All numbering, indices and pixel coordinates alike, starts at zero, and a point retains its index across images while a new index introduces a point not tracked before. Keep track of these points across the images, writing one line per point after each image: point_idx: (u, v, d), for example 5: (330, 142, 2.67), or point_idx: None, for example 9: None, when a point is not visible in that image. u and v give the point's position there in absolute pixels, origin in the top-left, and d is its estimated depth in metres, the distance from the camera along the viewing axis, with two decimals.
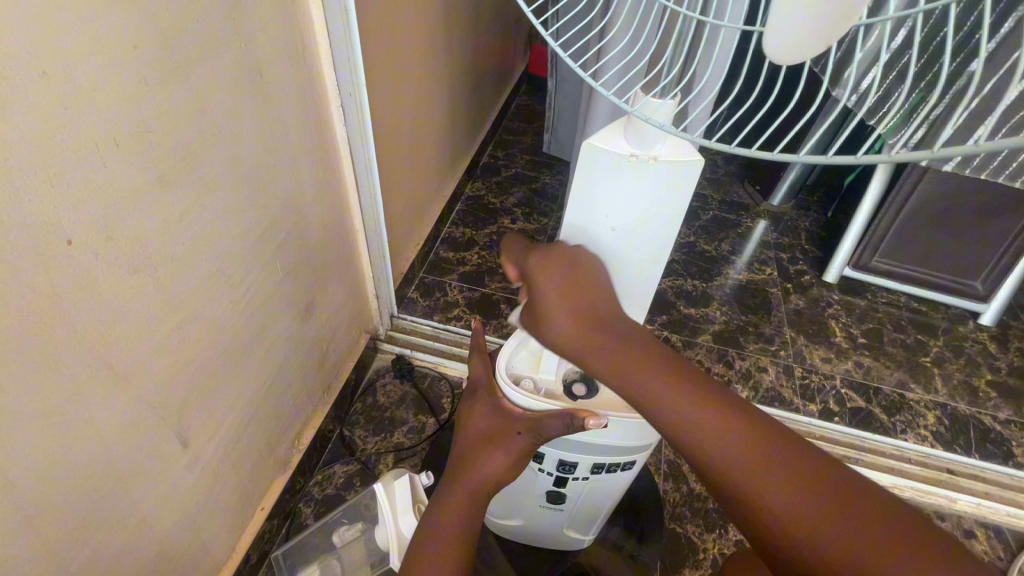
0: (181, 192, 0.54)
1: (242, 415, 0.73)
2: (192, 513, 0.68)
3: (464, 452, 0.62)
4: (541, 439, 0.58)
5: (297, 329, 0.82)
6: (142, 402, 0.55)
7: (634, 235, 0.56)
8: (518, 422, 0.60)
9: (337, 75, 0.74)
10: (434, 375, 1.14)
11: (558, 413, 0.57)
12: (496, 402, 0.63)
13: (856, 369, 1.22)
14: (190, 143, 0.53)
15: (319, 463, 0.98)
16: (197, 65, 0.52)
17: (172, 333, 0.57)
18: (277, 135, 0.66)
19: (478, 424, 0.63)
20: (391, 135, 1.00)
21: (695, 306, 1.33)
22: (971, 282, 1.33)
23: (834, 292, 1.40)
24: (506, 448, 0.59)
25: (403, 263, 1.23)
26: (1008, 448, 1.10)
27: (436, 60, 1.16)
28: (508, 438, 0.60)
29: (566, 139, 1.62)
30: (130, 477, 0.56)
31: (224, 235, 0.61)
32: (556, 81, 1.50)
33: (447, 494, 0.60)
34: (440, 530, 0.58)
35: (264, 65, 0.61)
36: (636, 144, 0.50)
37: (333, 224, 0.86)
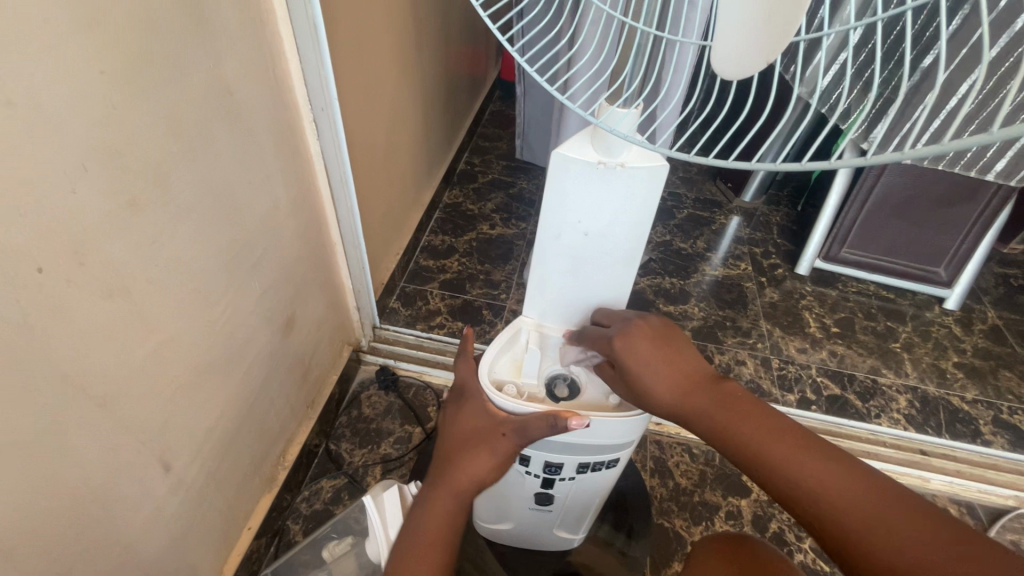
0: (154, 216, 0.53)
1: (226, 435, 0.72)
2: (178, 538, 0.67)
3: (447, 452, 0.59)
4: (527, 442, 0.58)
5: (278, 345, 0.82)
6: (121, 428, 0.54)
7: (606, 239, 0.58)
8: (503, 423, 0.59)
9: (309, 90, 0.75)
10: (419, 384, 1.14)
11: (545, 415, 0.57)
12: (481, 402, 0.61)
13: (831, 358, 1.26)
14: (162, 166, 0.53)
15: (306, 479, 0.98)
16: (165, 88, 0.52)
17: (150, 357, 0.56)
18: (250, 153, 0.66)
19: (463, 423, 0.61)
20: (365, 147, 1.01)
21: (673, 304, 1.35)
22: (935, 269, 1.38)
23: (806, 284, 1.44)
24: (491, 449, 0.58)
25: (383, 273, 1.23)
26: (976, 427, 1.15)
27: (408, 70, 1.17)
28: (495, 439, 0.58)
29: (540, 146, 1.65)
30: (112, 504, 0.55)
31: (200, 255, 0.61)
32: (524, 88, 1.50)
33: (428, 495, 0.57)
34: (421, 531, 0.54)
35: (234, 84, 0.61)
36: (604, 152, 0.52)
37: (311, 239, 0.86)
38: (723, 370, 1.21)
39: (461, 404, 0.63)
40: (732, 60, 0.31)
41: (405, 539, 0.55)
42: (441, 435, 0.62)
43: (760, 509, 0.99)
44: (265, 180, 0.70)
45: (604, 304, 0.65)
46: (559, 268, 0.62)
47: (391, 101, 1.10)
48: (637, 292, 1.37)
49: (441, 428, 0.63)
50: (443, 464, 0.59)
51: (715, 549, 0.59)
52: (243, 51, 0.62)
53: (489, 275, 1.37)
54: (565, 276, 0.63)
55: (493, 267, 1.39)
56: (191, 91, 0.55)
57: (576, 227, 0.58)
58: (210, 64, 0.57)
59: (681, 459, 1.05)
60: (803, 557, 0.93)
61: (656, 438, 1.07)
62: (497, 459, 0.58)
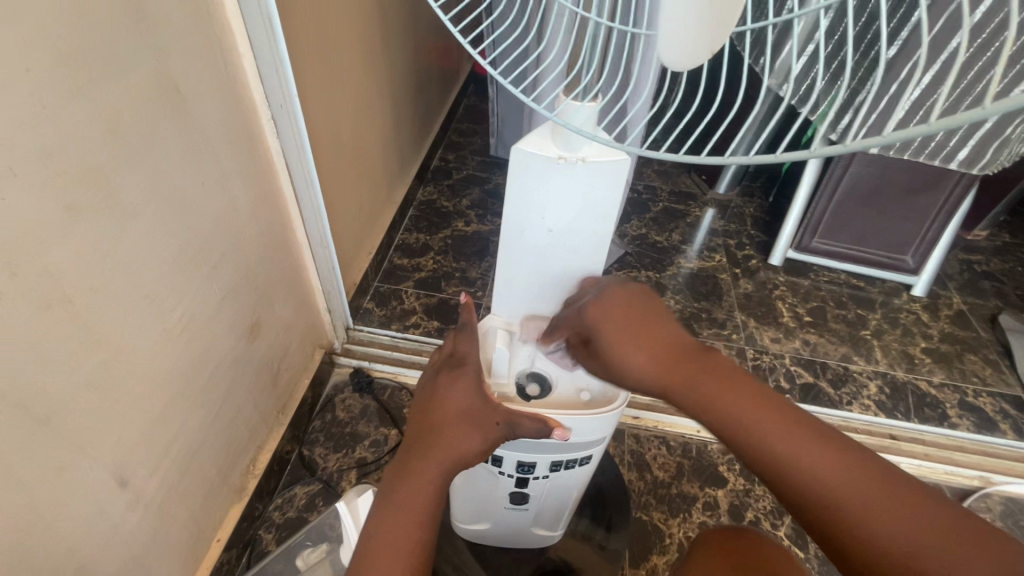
0: (95, 220, 0.51)
1: (189, 445, 0.70)
2: (139, 554, 0.65)
3: (434, 423, 0.53)
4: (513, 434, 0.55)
5: (243, 351, 0.79)
6: (67, 443, 0.52)
7: (571, 234, 0.57)
8: (500, 411, 0.54)
9: (266, 85, 0.72)
10: (395, 385, 1.12)
11: (537, 420, 0.56)
12: (479, 380, 0.56)
13: (804, 347, 1.28)
14: (100, 169, 0.51)
15: (278, 486, 0.95)
16: (101, 85, 0.50)
17: (98, 368, 0.54)
18: (203, 152, 0.64)
19: (456, 397, 0.55)
20: (330, 145, 0.98)
21: (650, 297, 1.36)
22: (903, 257, 1.40)
23: (779, 274, 1.46)
24: (483, 434, 0.53)
25: (355, 273, 1.20)
26: (943, 410, 1.18)
27: (375, 64, 1.14)
28: (488, 423, 0.54)
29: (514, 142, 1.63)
30: (60, 524, 0.53)
31: (150, 261, 0.58)
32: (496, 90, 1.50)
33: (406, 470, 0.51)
34: (401, 513, 0.48)
35: (181, 81, 0.59)
36: (563, 147, 0.51)
37: (275, 241, 0.83)
38: None
39: (458, 377, 0.56)
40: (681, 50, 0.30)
41: (379, 518, 0.49)
42: (427, 404, 0.55)
43: (737, 498, 1.00)
44: (221, 180, 0.68)
45: None
46: (525, 265, 0.61)
47: (357, 98, 1.08)
48: None
49: (427, 395, 0.56)
50: (428, 439, 0.52)
51: (707, 544, 0.58)
52: (190, 47, 0.59)
53: (464, 272, 1.36)
54: (531, 273, 0.62)
55: (469, 265, 1.37)
56: (131, 88, 0.53)
57: (541, 223, 0.57)
58: (152, 61, 0.55)
59: (659, 452, 1.05)
60: None
61: (634, 432, 1.07)
62: (484, 447, 0.53)
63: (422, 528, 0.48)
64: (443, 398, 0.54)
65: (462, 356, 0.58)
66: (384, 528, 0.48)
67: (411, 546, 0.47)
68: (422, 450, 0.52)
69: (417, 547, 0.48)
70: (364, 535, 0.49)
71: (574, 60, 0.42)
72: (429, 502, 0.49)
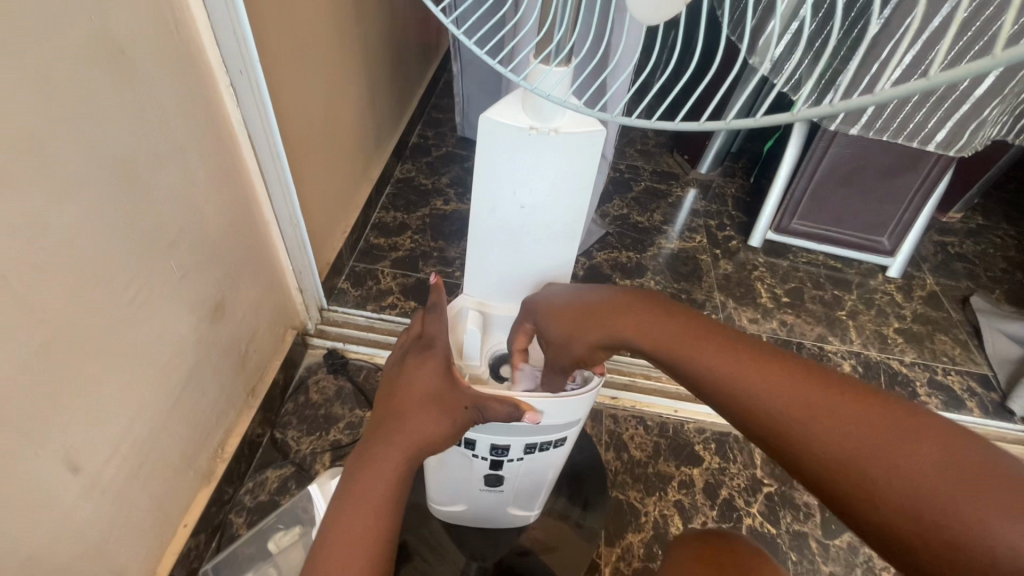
0: (34, 192, 0.48)
1: (148, 429, 0.67)
2: (97, 541, 0.62)
3: (401, 408, 0.51)
4: (484, 418, 0.54)
5: (206, 331, 0.76)
6: (7, 427, 0.49)
7: (545, 210, 0.55)
8: (468, 395, 0.53)
9: (223, 48, 0.68)
10: (370, 367, 1.10)
11: (507, 403, 0.54)
12: (448, 363, 0.54)
13: (781, 328, 1.29)
14: (41, 133, 0.47)
15: (249, 470, 0.93)
16: (30, 44, 0.45)
17: (41, 351, 0.51)
18: (154, 120, 0.60)
19: (422, 380, 0.52)
20: (299, 119, 0.94)
21: (630, 278, 1.35)
22: (880, 239, 1.41)
23: (759, 255, 1.46)
24: (451, 418, 0.51)
25: (328, 252, 1.17)
26: (914, 389, 1.20)
27: (346, 30, 1.09)
28: (455, 407, 0.52)
29: None
30: (6, 511, 0.50)
31: (97, 236, 0.55)
32: (460, 66, 1.45)
33: (371, 454, 0.49)
34: (363, 499, 0.47)
35: (125, 41, 0.54)
36: (536, 117, 0.49)
37: (238, 217, 0.79)
38: None
39: (425, 359, 0.54)
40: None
41: (340, 507, 0.47)
42: (392, 388, 0.53)
43: (712, 477, 1.01)
44: (174, 152, 0.64)
45: (547, 279, 0.62)
46: (497, 241, 0.59)
47: (328, 70, 1.03)
48: (593, 267, 1.36)
49: (394, 378, 0.54)
50: (391, 425, 0.50)
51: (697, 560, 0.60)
52: (138, 5, 0.55)
53: (442, 252, 1.33)
54: (505, 251, 0.60)
55: (448, 244, 1.35)
56: (67, 48, 0.49)
57: (513, 199, 0.55)
58: (92, 16, 0.50)
59: (636, 432, 1.05)
60: (751, 521, 0.96)
61: (611, 413, 1.07)
62: (450, 432, 0.52)
63: (385, 514, 0.47)
64: (409, 383, 0.52)
65: (431, 339, 0.56)
66: (345, 517, 0.46)
67: (374, 534, 0.46)
68: (386, 436, 0.50)
69: (379, 533, 0.46)
70: (325, 523, 0.47)
71: (545, 18, 0.39)
72: (394, 486, 0.48)
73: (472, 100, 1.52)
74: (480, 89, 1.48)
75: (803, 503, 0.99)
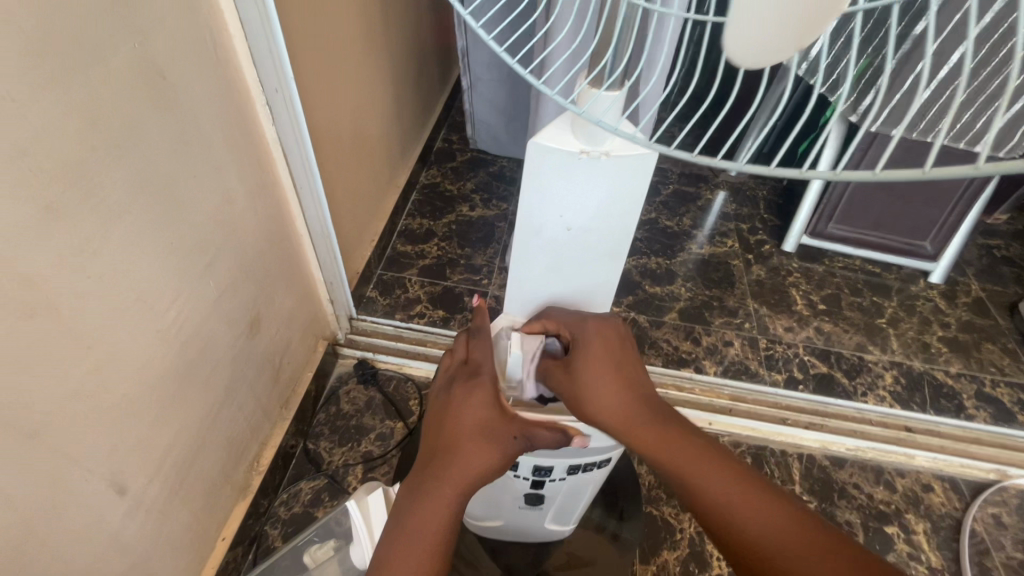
0: (78, 223, 0.48)
1: (188, 447, 0.68)
2: (141, 561, 0.63)
3: (450, 440, 0.50)
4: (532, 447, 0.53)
5: (242, 347, 0.76)
6: (56, 453, 0.50)
7: (591, 234, 0.54)
8: (517, 424, 0.52)
9: (260, 71, 0.68)
10: (400, 377, 1.09)
11: (554, 430, 0.54)
12: (495, 393, 0.53)
13: (817, 336, 1.25)
14: (86, 163, 0.48)
15: (283, 482, 0.94)
16: (75, 77, 0.45)
17: (88, 377, 0.51)
18: (195, 146, 0.60)
19: (469, 411, 0.52)
20: (330, 132, 0.94)
21: (660, 285, 1.32)
22: (922, 243, 1.35)
23: (793, 260, 1.42)
24: (501, 450, 0.50)
25: (357, 261, 1.16)
26: (959, 402, 1.15)
27: (374, 36, 1.08)
28: (505, 439, 0.51)
29: (502, 135, 1.52)
30: (55, 535, 0.51)
31: (141, 261, 0.55)
32: (471, 81, 1.42)
33: (421, 487, 0.48)
34: (417, 535, 0.46)
35: (166, 67, 0.54)
36: (586, 141, 0.47)
37: (273, 232, 0.80)
38: (710, 351, 1.20)
39: (473, 388, 0.53)
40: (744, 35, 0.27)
41: (390, 549, 0.46)
42: (441, 417, 0.53)
43: None
44: (213, 173, 0.64)
45: (588, 298, 0.61)
46: (539, 262, 0.58)
47: (357, 79, 1.03)
48: (622, 274, 1.34)
49: (442, 405, 0.54)
50: (441, 458, 0.50)
51: None
52: (178, 31, 0.55)
53: (469, 259, 1.32)
54: (547, 273, 0.59)
55: (475, 251, 1.34)
56: (110, 75, 0.48)
57: (559, 222, 0.53)
58: (134, 43, 0.50)
59: None
60: None
61: None
62: (500, 463, 0.50)
63: (436, 553, 0.46)
64: (457, 414, 0.52)
65: (480, 368, 0.55)
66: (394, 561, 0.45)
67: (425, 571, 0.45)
68: (436, 471, 0.49)
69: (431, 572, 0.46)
70: (379, 556, 0.47)
71: (599, 53, 0.37)
72: (445, 524, 0.47)
73: (483, 115, 1.49)
74: (494, 104, 1.45)
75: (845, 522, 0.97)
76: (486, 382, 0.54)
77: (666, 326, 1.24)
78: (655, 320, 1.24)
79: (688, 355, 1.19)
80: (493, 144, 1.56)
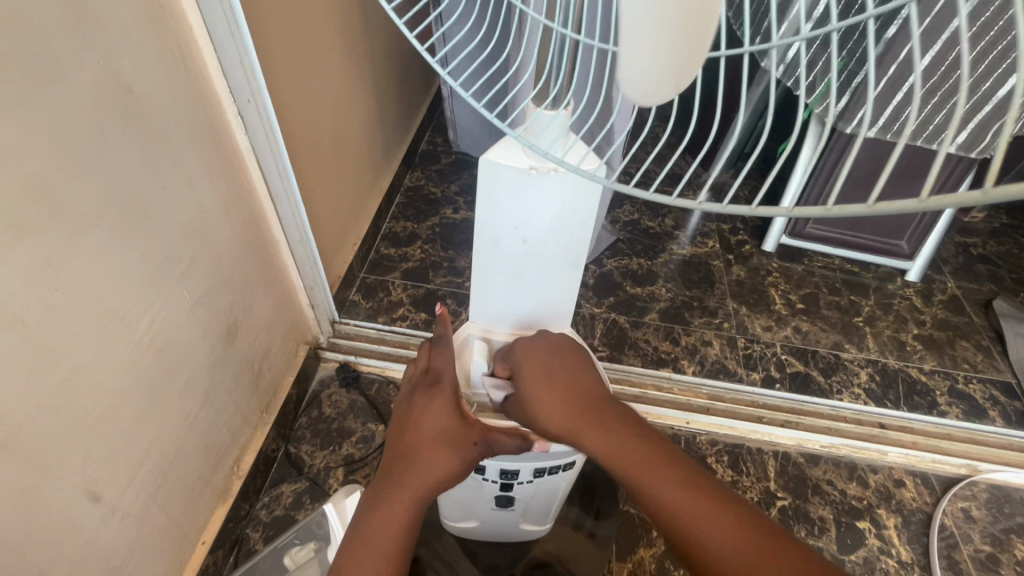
0: (44, 238, 0.49)
1: (164, 453, 0.69)
2: (117, 566, 0.64)
3: (410, 446, 0.52)
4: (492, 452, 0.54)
5: (220, 354, 0.78)
6: (27, 463, 0.51)
7: (547, 244, 0.55)
8: (477, 430, 0.53)
9: (230, 80, 0.69)
10: (382, 380, 1.10)
11: (516, 437, 0.55)
12: (456, 400, 0.54)
13: (795, 335, 1.27)
14: (53, 178, 0.49)
15: (264, 486, 0.95)
16: (38, 95, 0.46)
17: (58, 387, 0.52)
18: (165, 159, 0.61)
19: (428, 420, 0.53)
20: (307, 139, 0.95)
21: (641, 286, 1.34)
22: (898, 243, 1.37)
23: (773, 259, 1.44)
24: (459, 456, 0.52)
25: (339, 266, 1.17)
26: (932, 398, 1.17)
27: (352, 42, 1.09)
28: (464, 446, 0.52)
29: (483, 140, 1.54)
30: (28, 543, 0.52)
31: (112, 273, 0.56)
32: (450, 90, 1.44)
33: (382, 491, 0.50)
34: (376, 537, 0.48)
35: (133, 81, 0.55)
36: (534, 156, 0.48)
37: (249, 240, 0.81)
38: (689, 351, 1.22)
39: (433, 395, 0.55)
40: (642, 84, 0.29)
41: (351, 547, 0.48)
42: (402, 424, 0.54)
43: None
44: (185, 184, 0.65)
45: (550, 305, 0.62)
46: (500, 271, 0.59)
47: (335, 84, 1.04)
48: (604, 275, 1.35)
49: (404, 413, 0.55)
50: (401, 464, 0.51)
51: None
52: (143, 44, 0.56)
53: (452, 261, 1.33)
54: (510, 282, 0.60)
55: (457, 254, 1.35)
56: (75, 91, 0.49)
57: (515, 233, 0.55)
58: (99, 59, 0.51)
59: None
60: None
61: None
62: (460, 468, 0.52)
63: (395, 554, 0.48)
64: (417, 421, 0.53)
65: (441, 377, 0.56)
66: (353, 562, 0.47)
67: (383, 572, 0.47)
68: (395, 476, 0.51)
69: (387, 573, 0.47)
70: (339, 557, 0.49)
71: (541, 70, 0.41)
72: (404, 529, 0.49)
73: (464, 121, 1.50)
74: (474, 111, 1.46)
75: (818, 517, 0.99)
76: (446, 391, 0.55)
77: (646, 326, 1.25)
78: (636, 322, 1.26)
79: (667, 356, 1.20)
80: (476, 149, 1.57)
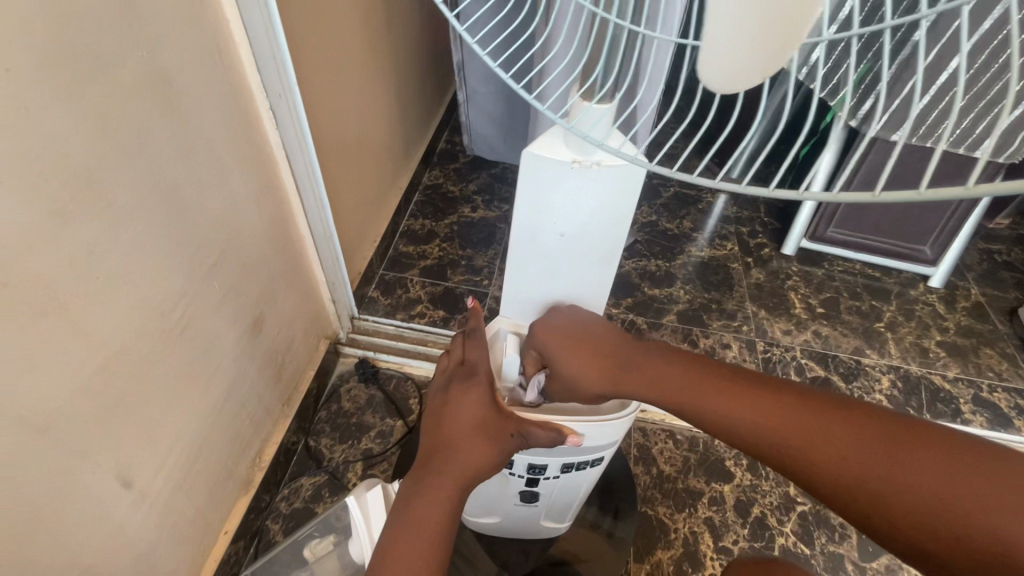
0: (86, 227, 0.50)
1: (191, 442, 0.70)
2: (144, 553, 0.65)
3: (449, 437, 0.53)
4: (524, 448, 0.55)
5: (246, 345, 0.78)
6: (62, 447, 0.51)
7: (583, 239, 0.55)
8: (513, 422, 0.54)
9: (264, 74, 0.69)
10: (401, 376, 1.11)
11: (550, 429, 0.55)
12: (492, 393, 0.55)
13: (815, 339, 1.26)
14: (96, 168, 0.49)
15: (284, 478, 0.96)
16: (82, 86, 0.47)
17: (95, 374, 0.53)
18: (199, 151, 0.62)
19: (465, 411, 0.54)
20: (333, 135, 0.96)
21: (659, 288, 1.33)
22: (921, 248, 1.36)
23: (793, 263, 1.43)
24: (497, 447, 0.53)
25: (359, 262, 1.18)
26: (956, 406, 1.15)
27: (378, 39, 1.10)
28: (502, 438, 0.53)
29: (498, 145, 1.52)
30: (61, 527, 0.53)
31: (148, 262, 0.57)
32: (466, 97, 1.42)
33: (424, 480, 0.51)
34: (420, 525, 0.48)
35: (172, 75, 0.56)
36: (579, 151, 0.48)
37: (277, 234, 0.81)
38: (708, 353, 1.21)
39: (470, 388, 0.55)
40: (726, 65, 0.29)
41: (393, 536, 0.48)
42: (438, 416, 0.55)
43: (744, 493, 0.99)
44: (217, 177, 0.65)
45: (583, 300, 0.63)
46: (534, 266, 0.59)
47: (360, 81, 1.05)
48: (622, 276, 1.35)
49: (440, 404, 0.56)
50: (441, 453, 0.52)
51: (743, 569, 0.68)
52: (182, 37, 0.57)
53: (470, 260, 1.34)
54: (543, 277, 0.60)
55: (475, 252, 1.35)
56: (120, 83, 0.50)
57: (552, 228, 0.55)
58: (141, 52, 0.52)
59: (665, 446, 1.04)
60: (784, 540, 0.95)
61: (641, 426, 1.06)
62: (496, 459, 0.53)
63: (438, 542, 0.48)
64: (455, 412, 0.54)
65: (476, 370, 0.57)
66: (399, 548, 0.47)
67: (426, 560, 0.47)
68: (436, 465, 0.51)
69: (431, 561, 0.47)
70: (380, 546, 0.48)
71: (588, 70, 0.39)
72: (445, 517, 0.49)
73: (479, 127, 1.49)
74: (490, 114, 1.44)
75: (839, 524, 0.98)
76: (482, 384, 0.56)
77: (664, 327, 1.25)
78: (654, 323, 1.25)
79: None
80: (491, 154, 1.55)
